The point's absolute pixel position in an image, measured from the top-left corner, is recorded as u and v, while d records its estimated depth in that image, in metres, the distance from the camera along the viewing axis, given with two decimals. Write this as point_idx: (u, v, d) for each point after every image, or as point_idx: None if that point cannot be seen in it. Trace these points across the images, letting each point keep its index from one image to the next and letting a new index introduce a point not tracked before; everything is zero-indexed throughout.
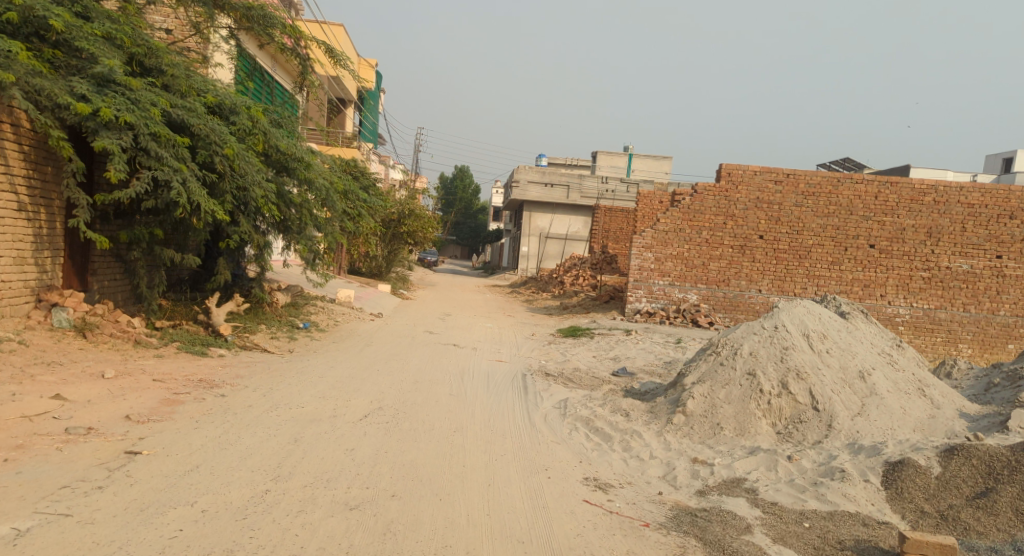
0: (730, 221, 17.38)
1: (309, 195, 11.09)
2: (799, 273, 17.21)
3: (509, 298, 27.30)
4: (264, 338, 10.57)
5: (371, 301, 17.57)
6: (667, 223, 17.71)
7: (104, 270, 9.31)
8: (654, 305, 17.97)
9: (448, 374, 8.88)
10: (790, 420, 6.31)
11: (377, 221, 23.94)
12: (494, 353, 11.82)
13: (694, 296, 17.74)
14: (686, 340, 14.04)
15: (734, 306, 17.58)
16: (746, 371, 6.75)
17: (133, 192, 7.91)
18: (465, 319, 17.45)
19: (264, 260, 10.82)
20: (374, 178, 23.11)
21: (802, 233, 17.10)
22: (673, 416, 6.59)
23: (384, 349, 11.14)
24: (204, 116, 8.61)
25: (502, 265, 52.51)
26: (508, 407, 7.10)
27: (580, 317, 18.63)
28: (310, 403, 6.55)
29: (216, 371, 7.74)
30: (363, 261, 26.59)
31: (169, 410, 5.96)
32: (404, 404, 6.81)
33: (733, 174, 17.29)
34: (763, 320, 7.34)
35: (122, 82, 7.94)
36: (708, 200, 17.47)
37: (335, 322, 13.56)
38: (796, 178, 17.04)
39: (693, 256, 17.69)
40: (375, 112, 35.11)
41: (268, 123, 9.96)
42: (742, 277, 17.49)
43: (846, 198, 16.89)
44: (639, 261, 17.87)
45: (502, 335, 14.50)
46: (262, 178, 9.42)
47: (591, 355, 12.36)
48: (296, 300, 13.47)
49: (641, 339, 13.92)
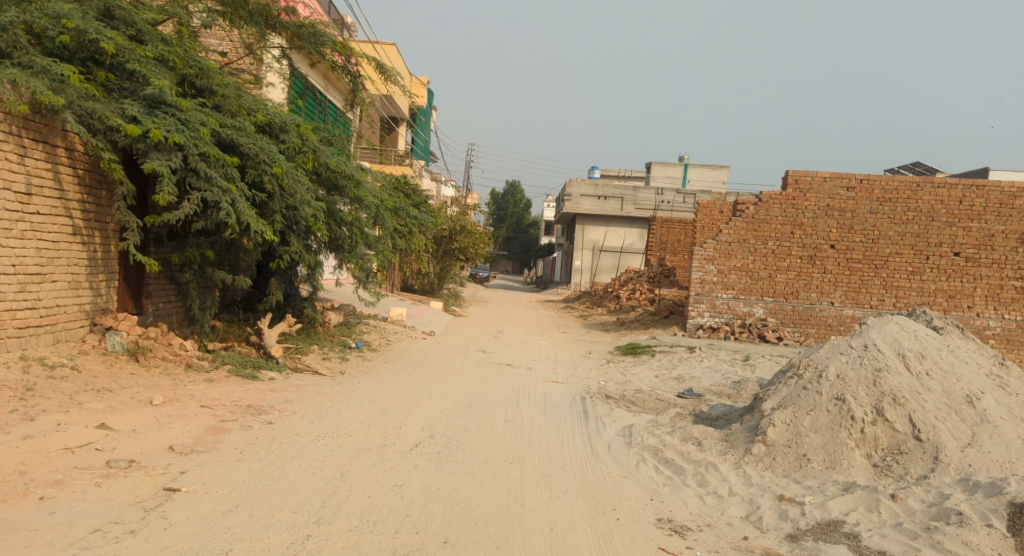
0: (799, 231, 16.59)
1: (360, 214, 10.90)
2: (875, 284, 16.30)
3: (564, 314, 26.77)
4: (316, 359, 10.35)
5: (424, 319, 17.28)
6: (730, 234, 17.00)
7: (158, 292, 9.21)
8: (718, 320, 17.19)
9: (503, 396, 8.45)
10: (889, 452, 5.70)
11: (428, 238, 23.79)
12: (552, 372, 11.36)
13: (761, 310, 16.90)
14: (756, 356, 13.32)
15: (804, 320, 16.66)
16: (834, 396, 6.16)
17: (182, 214, 7.73)
18: (519, 336, 16.99)
19: (315, 279, 10.66)
20: (425, 194, 22.97)
21: (878, 241, 16.21)
22: (752, 446, 5.99)
23: (438, 369, 10.81)
24: (253, 135, 8.43)
25: (555, 279, 52.04)
26: (569, 434, 6.61)
27: (639, 333, 17.97)
28: (359, 431, 6.19)
29: (266, 396, 7.46)
30: (415, 278, 26.44)
31: (213, 440, 5.65)
32: (457, 432, 6.38)
33: (801, 181, 16.51)
34: (849, 339, 6.74)
35: (172, 103, 7.77)
36: (775, 209, 16.69)
37: (388, 341, 13.31)
38: (870, 183, 16.16)
39: (759, 268, 16.89)
40: (427, 129, 35.23)
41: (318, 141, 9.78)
42: (813, 289, 16.62)
43: (927, 203, 15.94)
44: (701, 274, 17.17)
45: (559, 353, 14.00)
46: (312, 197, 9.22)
47: (655, 374, 11.78)
48: (348, 319, 13.28)
49: (707, 356, 13.25)
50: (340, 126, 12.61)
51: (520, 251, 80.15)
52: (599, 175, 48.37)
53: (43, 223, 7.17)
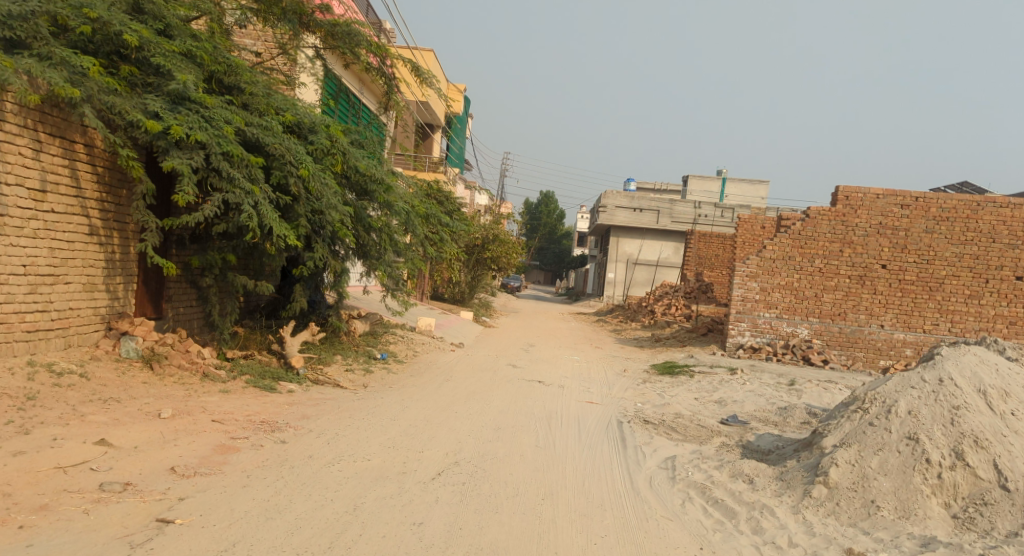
0: (849, 249, 15.80)
1: (389, 220, 10.50)
2: (929, 307, 15.42)
3: (596, 328, 26.12)
4: (339, 371, 9.96)
5: (453, 330, 16.83)
6: (775, 250, 16.26)
7: (178, 296, 8.90)
8: (759, 340, 16.43)
9: (533, 418, 7.93)
10: (970, 500, 5.03)
11: (460, 246, 23.38)
12: (585, 392, 10.79)
13: (806, 331, 16.11)
14: (802, 381, 12.59)
15: (851, 343, 15.83)
16: (905, 435, 5.52)
17: (202, 215, 7.37)
18: (550, 351, 16.42)
19: (341, 286, 10.26)
20: (458, 202, 22.59)
21: (933, 262, 15.34)
22: (811, 487, 5.36)
23: (467, 384, 10.32)
24: (279, 135, 8.05)
25: (587, 292, 51.34)
26: (606, 465, 6.05)
27: (675, 351, 17.28)
28: (376, 455, 5.70)
29: (281, 411, 7.03)
30: (446, 287, 26.05)
31: (220, 461, 5.20)
32: (484, 459, 5.87)
33: (852, 198, 15.72)
34: (921, 371, 6.10)
35: (197, 99, 7.41)
36: (823, 225, 15.91)
37: (415, 353, 12.89)
38: (926, 201, 15.31)
39: (804, 287, 16.11)
40: (462, 136, 34.93)
41: (348, 143, 9.37)
42: (862, 311, 15.80)
43: (987, 224, 15.07)
44: (743, 291, 16.42)
45: (592, 371, 13.42)
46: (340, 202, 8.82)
47: (694, 397, 11.14)
48: (374, 329, 12.88)
49: (749, 379, 12.55)
50: (373, 130, 12.25)
51: (552, 262, 79.57)
52: (635, 187, 47.64)
53: (58, 221, 6.84)
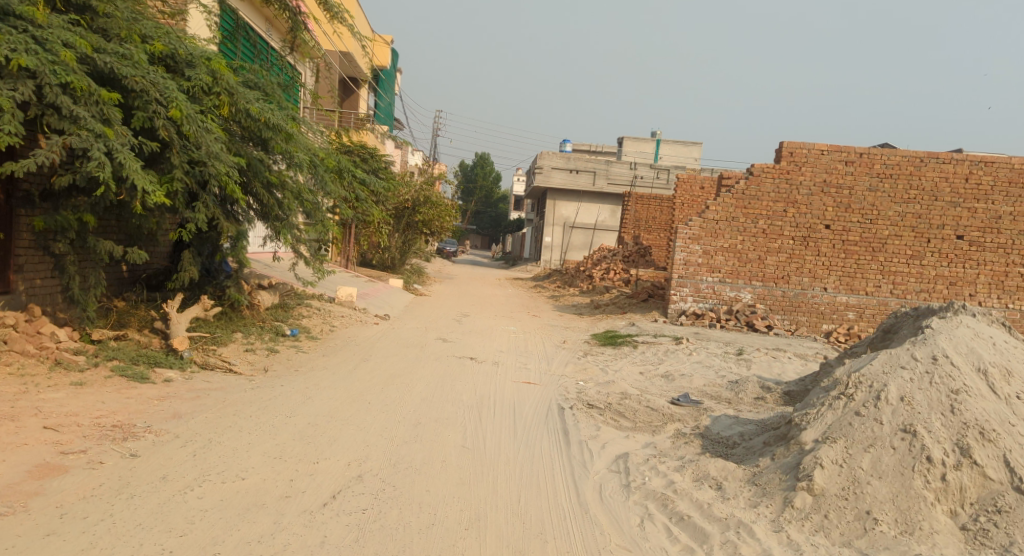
0: (793, 209, 15.14)
1: (293, 176, 9.04)
2: (871, 268, 14.96)
3: (533, 294, 25.19)
4: (236, 352, 8.61)
5: (379, 300, 15.52)
6: (717, 211, 15.49)
7: (31, 266, 7.34)
8: (702, 306, 15.73)
9: (461, 406, 6.84)
10: (981, 508, 4.15)
11: (387, 209, 21.91)
12: (521, 370, 9.74)
13: (748, 295, 15.48)
14: (749, 350, 11.88)
15: (794, 307, 15.27)
16: (899, 427, 4.61)
17: (36, 163, 5.82)
18: (485, 320, 15.31)
19: (239, 252, 8.82)
20: (385, 163, 21.06)
21: (877, 222, 14.83)
22: (793, 496, 4.40)
23: (388, 364, 9.14)
24: (143, 67, 6.54)
25: (524, 256, 50.47)
26: (546, 473, 4.99)
27: (615, 319, 16.44)
28: (256, 471, 4.44)
29: (146, 409, 5.67)
30: (374, 252, 24.57)
31: (29, 492, 3.86)
32: (395, 471, 4.71)
33: (797, 154, 14.99)
34: (910, 348, 5.22)
35: (25, 16, 5.81)
36: (767, 184, 15.18)
37: (331, 327, 11.57)
38: (870, 157, 14.73)
39: (748, 249, 15.42)
40: (390, 92, 33.10)
41: (237, 82, 7.85)
42: (805, 273, 15.22)
43: (931, 180, 14.57)
44: (685, 255, 15.62)
45: (528, 343, 12.38)
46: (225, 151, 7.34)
47: (638, 373, 10.23)
48: (285, 301, 11.48)
49: (695, 349, 11.75)
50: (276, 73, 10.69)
51: (489, 226, 78.27)
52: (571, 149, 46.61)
53: None
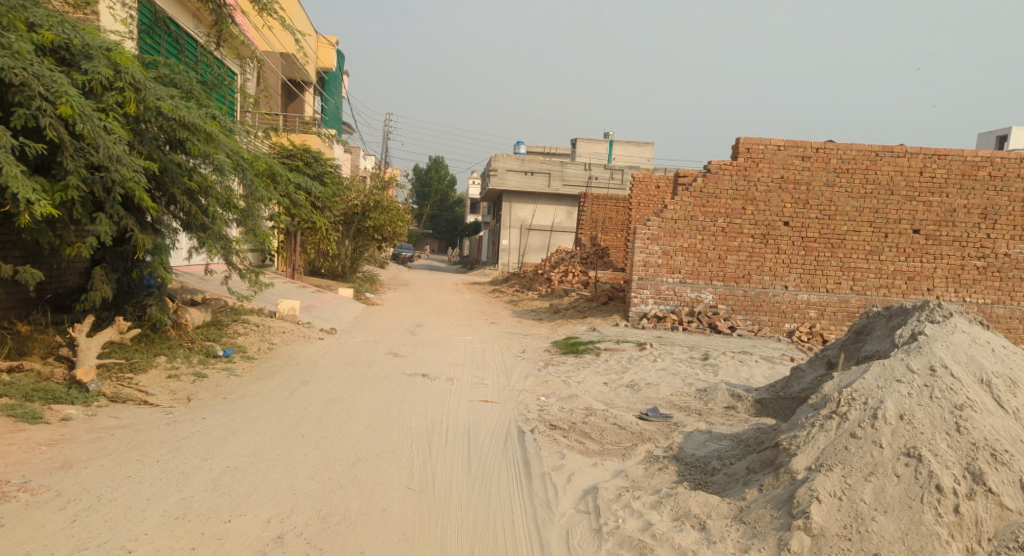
0: (751, 206, 14.77)
1: (217, 181, 8.21)
2: (831, 265, 14.68)
3: (491, 299, 24.52)
4: (156, 380, 7.74)
5: (326, 312, 14.65)
6: (676, 210, 15.03)
7: None
8: (663, 308, 15.25)
9: (409, 435, 6.15)
10: (1001, 543, 3.59)
11: (334, 216, 20.97)
12: (478, 386, 9.05)
13: (710, 296, 15.07)
14: (714, 354, 11.39)
15: (756, 306, 14.90)
16: (902, 451, 4.06)
17: None
18: (439, 331, 14.56)
19: (159, 268, 7.96)
20: (331, 168, 20.17)
21: (835, 218, 14.56)
22: (789, 538, 3.80)
23: (332, 386, 8.36)
24: (25, 58, 5.69)
25: (481, 259, 49.79)
26: (503, 520, 4.35)
27: (575, 324, 15.87)
28: (153, 540, 3.68)
29: (28, 458, 4.82)
30: (324, 261, 23.59)
31: None
32: (324, 527, 4.00)
33: (754, 150, 14.61)
34: (904, 359, 4.70)
35: None
36: (725, 181, 14.79)
37: (270, 345, 10.71)
38: (827, 152, 14.42)
39: (707, 248, 15.01)
40: (336, 95, 32.08)
41: (145, 77, 7.00)
42: (765, 272, 14.86)
43: (886, 174, 14.34)
44: (645, 256, 15.11)
45: (484, 354, 11.69)
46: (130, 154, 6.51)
47: (601, 385, 9.63)
48: (218, 319, 10.59)
49: (659, 355, 11.20)
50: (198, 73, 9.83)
51: (445, 230, 77.32)
52: (525, 151, 46.16)
53: None
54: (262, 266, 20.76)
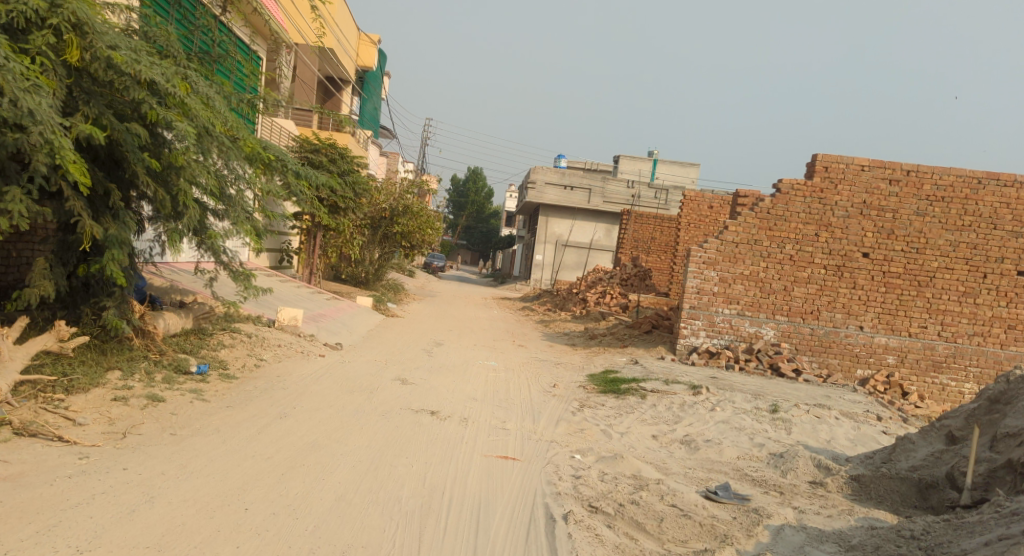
0: (826, 233, 12.81)
1: (188, 159, 6.72)
2: (916, 305, 12.52)
3: (521, 317, 22.77)
4: (95, 404, 6.33)
5: (336, 323, 13.09)
6: (738, 232, 13.14)
7: None
8: (716, 343, 13.28)
9: (391, 514, 4.49)
10: None
11: (358, 217, 19.52)
12: (495, 433, 7.33)
13: (771, 332, 13.05)
14: (785, 405, 9.40)
15: (825, 348, 12.79)
16: None
17: None
18: (459, 352, 12.89)
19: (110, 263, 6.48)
20: (360, 168, 18.76)
21: (924, 252, 12.46)
22: None
23: (316, 423, 6.74)
24: None
25: (513, 274, 48.09)
26: None
27: (614, 354, 14.00)
28: None
29: None
30: (346, 266, 22.19)
31: None
32: None
33: (833, 169, 12.67)
34: None
35: None
36: (797, 203, 12.87)
37: (259, 361, 9.15)
38: (918, 176, 12.40)
39: (771, 278, 13.05)
40: (375, 95, 30.96)
41: (89, 17, 5.52)
42: (838, 309, 12.79)
43: (988, 206, 12.25)
44: (698, 282, 13.24)
45: (507, 386, 9.93)
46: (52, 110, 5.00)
47: (649, 438, 7.89)
48: (196, 328, 9.16)
49: (718, 402, 9.29)
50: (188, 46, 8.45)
51: (479, 242, 75.83)
52: (565, 165, 44.59)
53: None
54: (278, 267, 19.42)
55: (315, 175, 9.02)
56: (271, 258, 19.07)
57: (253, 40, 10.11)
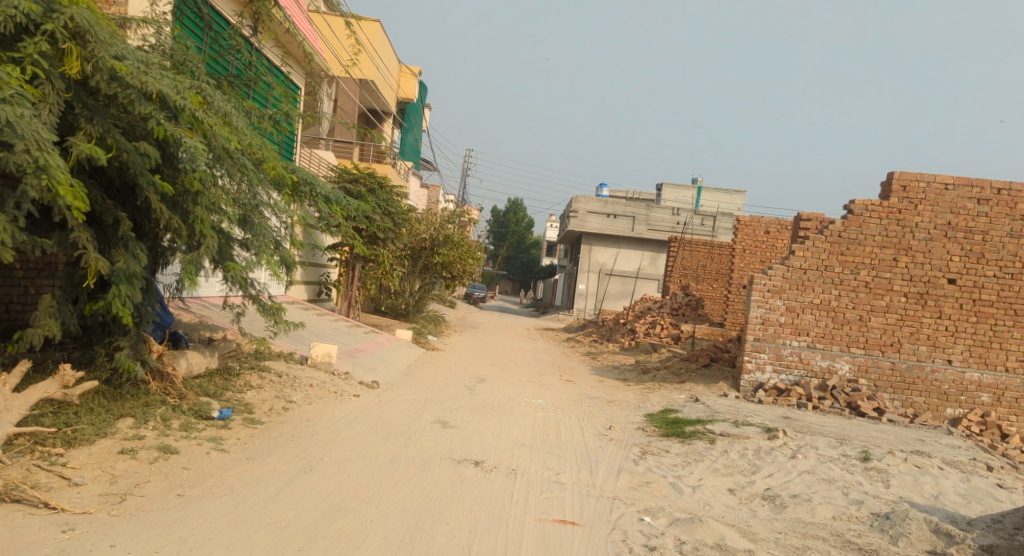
0: (906, 257, 11.66)
1: (206, 181, 6.09)
2: (1012, 337, 11.27)
3: (566, 349, 21.79)
4: (99, 459, 5.64)
5: (373, 358, 12.35)
6: (806, 257, 12.06)
7: None
8: (785, 378, 12.10)
9: None
10: None
11: (397, 247, 18.92)
12: (550, 488, 6.37)
13: (847, 366, 11.85)
14: (877, 451, 8.27)
15: (908, 384, 11.54)
16: None
17: None
18: (504, 390, 11.99)
19: (115, 299, 5.85)
20: (399, 197, 18.19)
21: (1019, 278, 11.25)
22: None
23: (345, 478, 5.91)
24: None
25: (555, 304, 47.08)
26: None
27: (670, 391, 12.93)
28: None
29: None
30: (385, 298, 21.57)
31: None
32: None
33: (913, 188, 11.55)
34: None
35: None
36: (872, 225, 11.76)
37: (288, 404, 8.41)
38: (1011, 195, 11.24)
39: (844, 307, 11.90)
40: (415, 125, 30.72)
41: (88, 24, 4.94)
42: (922, 341, 11.56)
43: None
44: (763, 312, 12.14)
45: (558, 429, 8.98)
46: (36, 128, 4.38)
47: (725, 494, 6.86)
48: (221, 368, 8.48)
49: (799, 449, 8.19)
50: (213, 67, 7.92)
51: (519, 271, 75.14)
52: (607, 192, 43.75)
53: None
54: (317, 299, 18.88)
55: (347, 200, 8.30)
56: (309, 290, 18.56)
57: (284, 60, 9.56)
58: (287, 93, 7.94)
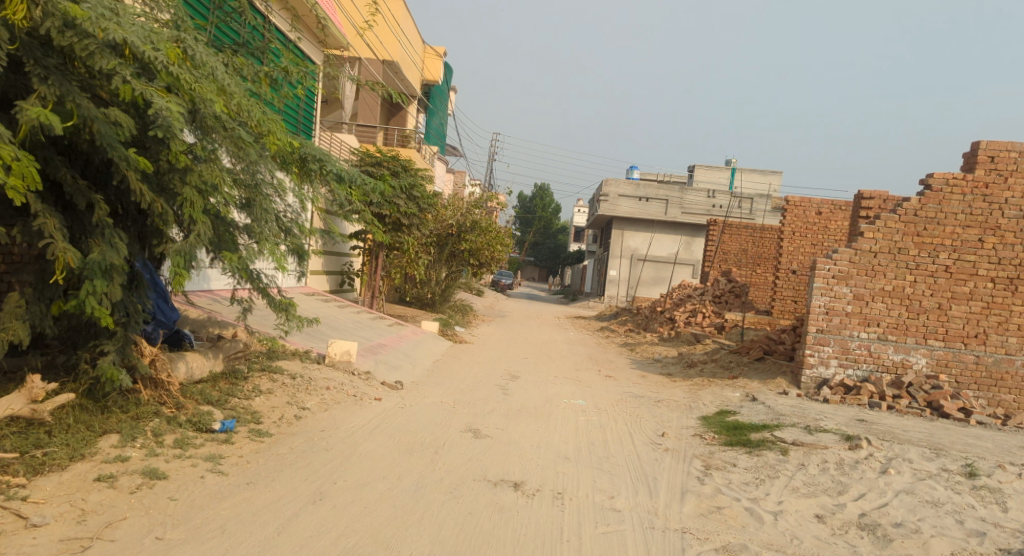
0: (993, 237, 10.41)
1: (191, 153, 5.09)
2: None
3: (601, 340, 20.72)
4: (68, 488, 4.71)
5: (398, 354, 11.40)
6: (877, 239, 10.82)
7: None
8: (852, 374, 10.91)
9: None
10: None
11: (423, 234, 17.96)
12: (607, 518, 5.31)
13: (923, 360, 10.62)
14: (983, 463, 7.16)
15: (994, 380, 10.32)
16: None
17: None
18: (541, 388, 10.97)
19: (89, 298, 4.90)
20: (425, 181, 17.20)
21: None
22: None
23: (364, 510, 4.92)
24: None
25: (585, 291, 45.94)
26: None
27: (722, 388, 11.80)
28: None
29: None
30: (410, 287, 20.68)
31: None
32: None
33: (1001, 158, 10.29)
34: None
35: None
36: (953, 202, 10.50)
37: (304, 410, 7.49)
38: None
39: (920, 294, 10.66)
40: (441, 108, 29.69)
41: None
42: (1011, 332, 10.33)
43: None
44: (827, 301, 10.95)
45: (605, 438, 7.93)
46: None
47: (813, 521, 5.78)
48: (228, 371, 7.57)
49: (890, 463, 7.07)
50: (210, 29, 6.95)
51: (547, 258, 74.09)
52: (637, 176, 42.42)
53: None
54: (339, 290, 18.02)
55: (365, 179, 7.27)
56: (331, 281, 17.71)
57: (293, 25, 8.58)
58: (294, 56, 6.91)
